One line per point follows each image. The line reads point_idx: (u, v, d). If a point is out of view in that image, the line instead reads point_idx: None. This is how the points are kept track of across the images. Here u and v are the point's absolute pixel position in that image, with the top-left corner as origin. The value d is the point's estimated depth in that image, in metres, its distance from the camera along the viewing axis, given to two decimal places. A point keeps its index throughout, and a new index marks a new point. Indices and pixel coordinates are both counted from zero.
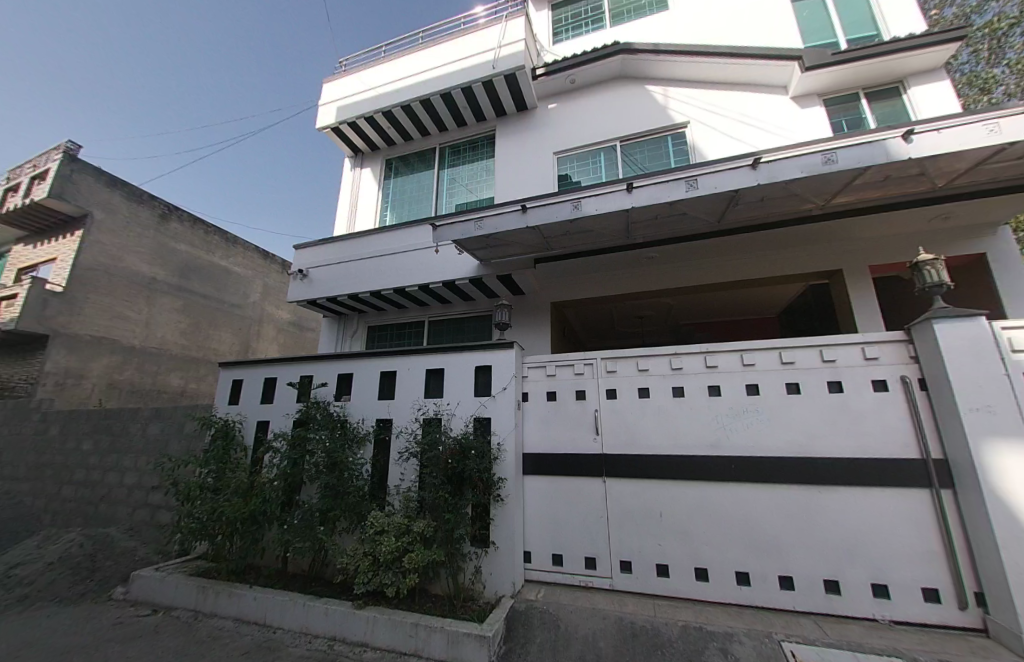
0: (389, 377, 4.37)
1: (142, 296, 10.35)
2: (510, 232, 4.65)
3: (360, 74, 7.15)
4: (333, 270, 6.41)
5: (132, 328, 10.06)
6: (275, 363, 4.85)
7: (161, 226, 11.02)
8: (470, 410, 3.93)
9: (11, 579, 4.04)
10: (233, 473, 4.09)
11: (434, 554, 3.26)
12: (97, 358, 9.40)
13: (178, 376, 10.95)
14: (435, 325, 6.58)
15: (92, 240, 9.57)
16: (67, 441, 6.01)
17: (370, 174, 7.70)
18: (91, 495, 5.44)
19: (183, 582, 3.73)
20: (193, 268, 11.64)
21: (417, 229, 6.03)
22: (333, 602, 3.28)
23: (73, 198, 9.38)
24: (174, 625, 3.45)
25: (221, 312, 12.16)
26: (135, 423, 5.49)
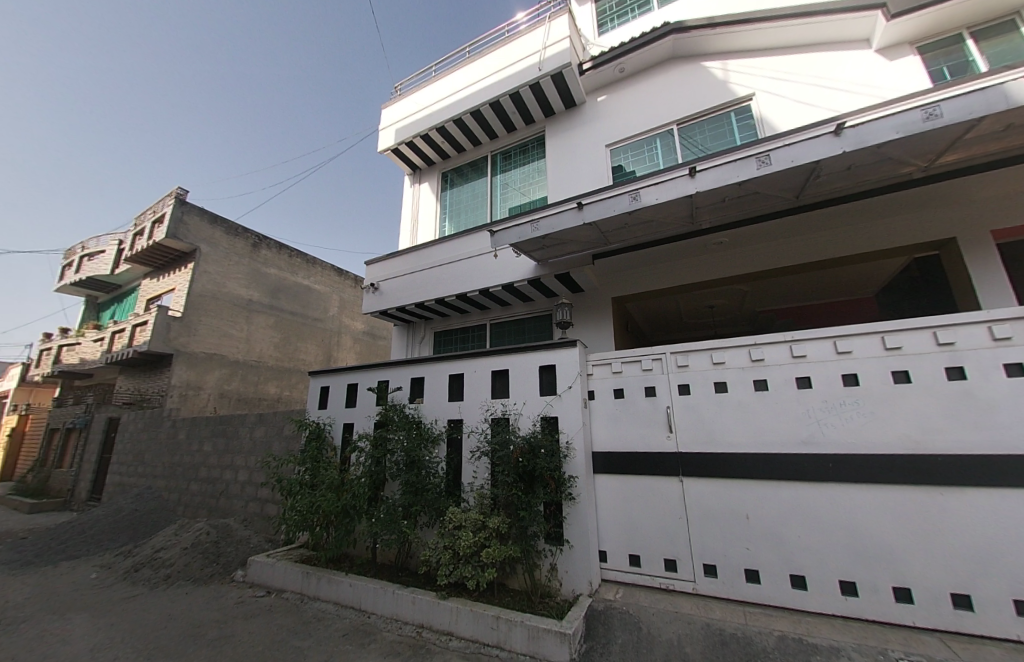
0: (458, 379, 4.56)
1: (241, 316, 11.80)
2: (568, 230, 4.64)
3: (415, 95, 7.57)
4: (401, 281, 6.84)
5: (235, 344, 11.50)
6: (355, 370, 5.27)
7: (254, 253, 12.50)
8: (537, 409, 3.97)
9: (158, 559, 4.80)
10: (326, 470, 4.53)
11: (510, 550, 3.34)
12: (210, 372, 10.87)
13: (274, 385, 12.32)
14: (496, 328, 6.75)
15: (200, 270, 11.11)
16: (193, 443, 7.01)
17: (428, 188, 8.11)
18: (214, 490, 6.29)
19: (291, 568, 4.18)
20: (281, 289, 13.02)
21: (475, 235, 6.23)
22: (419, 592, 3.49)
23: (185, 236, 10.96)
24: (285, 606, 3.88)
25: (305, 327, 13.47)
26: (244, 427, 6.27)
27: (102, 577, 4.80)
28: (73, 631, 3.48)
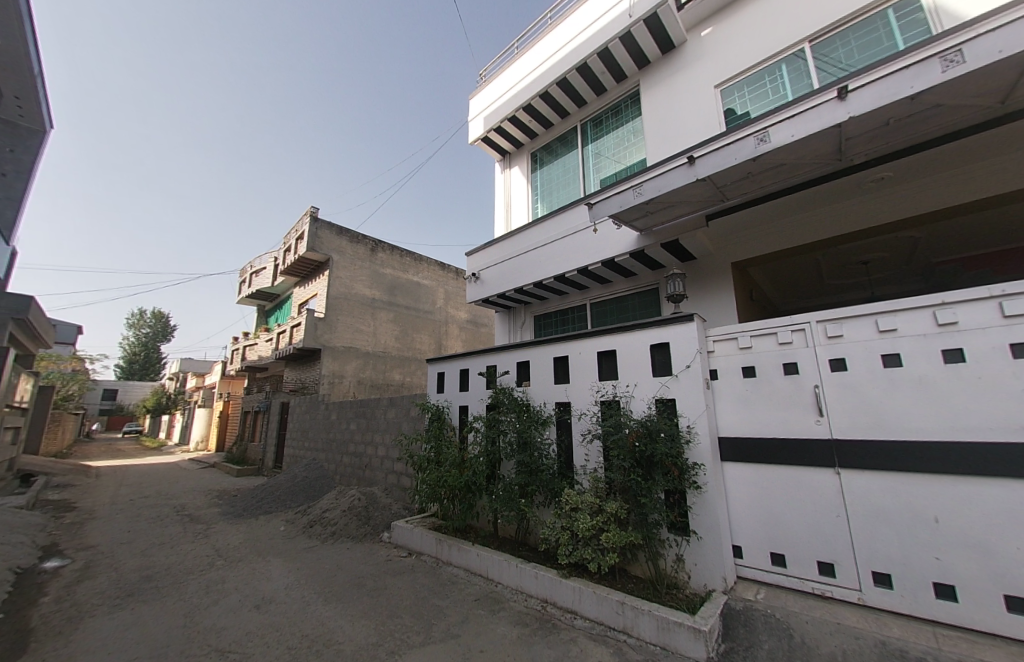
0: (563, 362, 4.51)
1: (368, 313, 13.48)
2: (675, 191, 4.18)
3: (499, 79, 7.55)
4: (500, 268, 7.00)
5: (365, 338, 13.23)
6: (466, 356, 5.58)
7: (372, 256, 14.09)
8: (651, 391, 3.72)
9: (326, 518, 5.84)
10: (448, 449, 4.94)
11: (631, 536, 3.22)
12: (349, 362, 12.71)
13: (398, 372, 13.93)
14: (597, 307, 6.50)
15: (334, 276, 12.93)
16: (342, 422, 8.31)
17: (518, 171, 8.08)
18: (360, 462, 7.38)
19: (425, 534, 4.70)
20: (396, 286, 14.51)
21: (570, 213, 6.03)
22: (541, 568, 3.60)
23: (320, 248, 12.83)
24: (424, 566, 4.39)
25: (418, 319, 14.86)
26: (379, 410, 7.19)
27: (289, 528, 6.01)
28: (275, 572, 4.42)
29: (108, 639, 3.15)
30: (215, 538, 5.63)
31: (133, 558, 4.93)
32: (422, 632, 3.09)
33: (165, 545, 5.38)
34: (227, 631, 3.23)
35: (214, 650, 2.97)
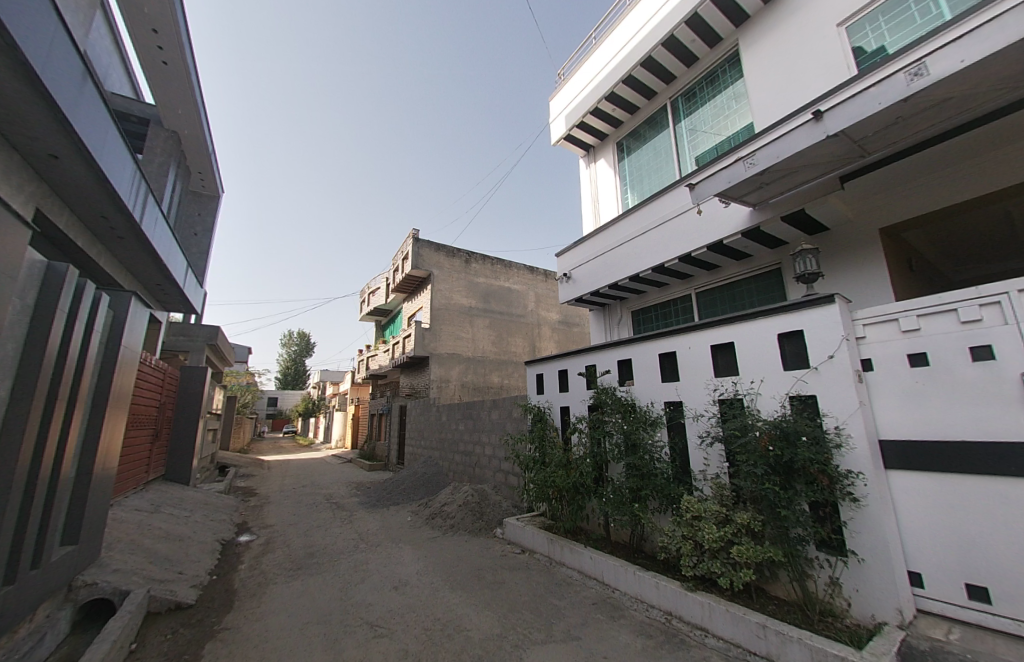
0: (670, 358, 4.22)
1: (466, 321, 14.33)
2: (797, 155, 3.64)
3: (579, 74, 7.43)
4: (592, 265, 6.85)
5: (465, 344, 14.09)
6: (564, 357, 5.56)
7: (467, 267, 14.97)
8: (783, 387, 3.27)
9: (445, 511, 6.34)
10: (553, 450, 4.97)
11: (770, 552, 2.85)
12: (453, 368, 13.63)
13: (497, 375, 14.56)
14: (704, 297, 5.96)
15: (435, 289, 14.03)
16: (451, 423, 8.95)
17: (605, 163, 7.83)
18: (470, 461, 7.86)
19: (537, 533, 4.78)
20: (490, 293, 15.18)
21: (667, 199, 5.64)
22: (662, 578, 3.41)
23: (422, 265, 14.04)
24: (538, 565, 4.47)
25: (512, 322, 15.35)
26: (484, 411, 7.57)
27: (415, 519, 6.67)
28: (406, 558, 4.94)
29: (288, 604, 3.83)
30: (357, 524, 6.51)
31: (299, 537, 5.94)
32: (543, 630, 3.15)
33: (320, 528, 6.38)
34: (374, 607, 3.68)
35: (366, 623, 3.41)
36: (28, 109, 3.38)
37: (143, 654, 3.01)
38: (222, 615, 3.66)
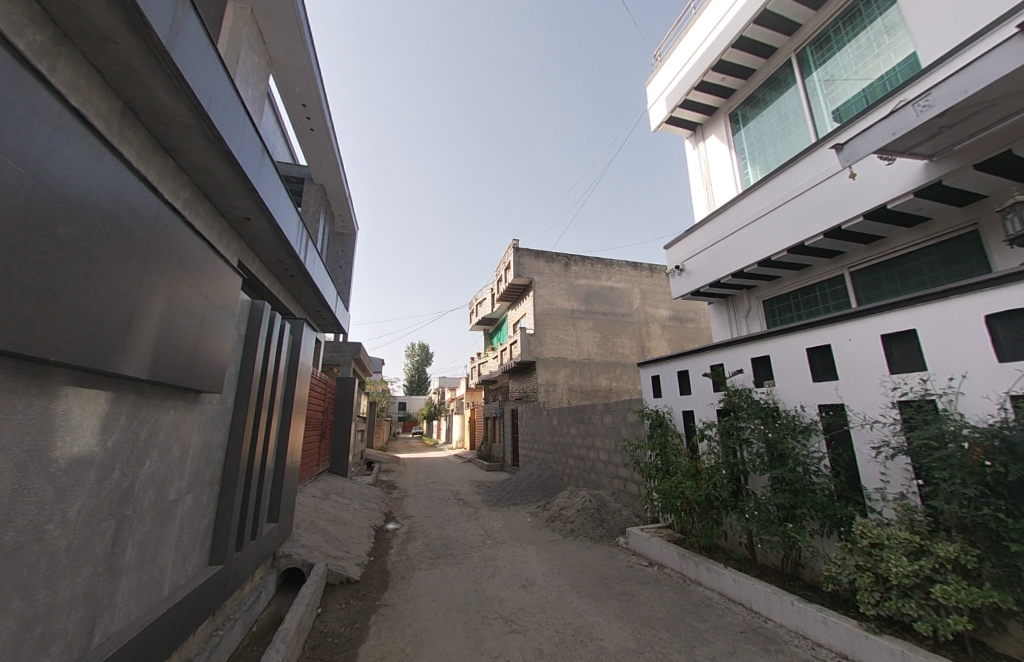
0: (824, 353, 3.59)
1: (570, 324, 14.28)
2: (997, 83, 2.81)
3: (678, 51, 6.91)
4: (710, 254, 6.24)
5: (570, 347, 14.02)
6: (684, 357, 5.13)
7: (567, 270, 14.95)
8: (1000, 384, 2.51)
9: (564, 516, 6.35)
10: (678, 458, 4.61)
11: (995, 598, 2.21)
12: (559, 372, 13.67)
13: (605, 377, 14.18)
14: (863, 277, 4.95)
15: (537, 295, 14.31)
16: (562, 427, 8.96)
17: (716, 140, 7.08)
18: (584, 466, 7.74)
19: (666, 546, 4.47)
20: (592, 294, 14.91)
21: (803, 168, 4.85)
22: (830, 613, 2.90)
23: (523, 272, 14.46)
24: (670, 581, 4.17)
25: (617, 322, 14.86)
26: (597, 414, 7.42)
27: (534, 520, 6.83)
28: (532, 558, 5.08)
29: (431, 589, 4.26)
30: (482, 522, 6.94)
31: (435, 529, 6.57)
32: (685, 652, 2.93)
33: (451, 522, 6.97)
34: (506, 603, 3.87)
35: (501, 617, 3.59)
36: (230, 184, 4.42)
37: (327, 618, 3.66)
38: (382, 592, 4.24)
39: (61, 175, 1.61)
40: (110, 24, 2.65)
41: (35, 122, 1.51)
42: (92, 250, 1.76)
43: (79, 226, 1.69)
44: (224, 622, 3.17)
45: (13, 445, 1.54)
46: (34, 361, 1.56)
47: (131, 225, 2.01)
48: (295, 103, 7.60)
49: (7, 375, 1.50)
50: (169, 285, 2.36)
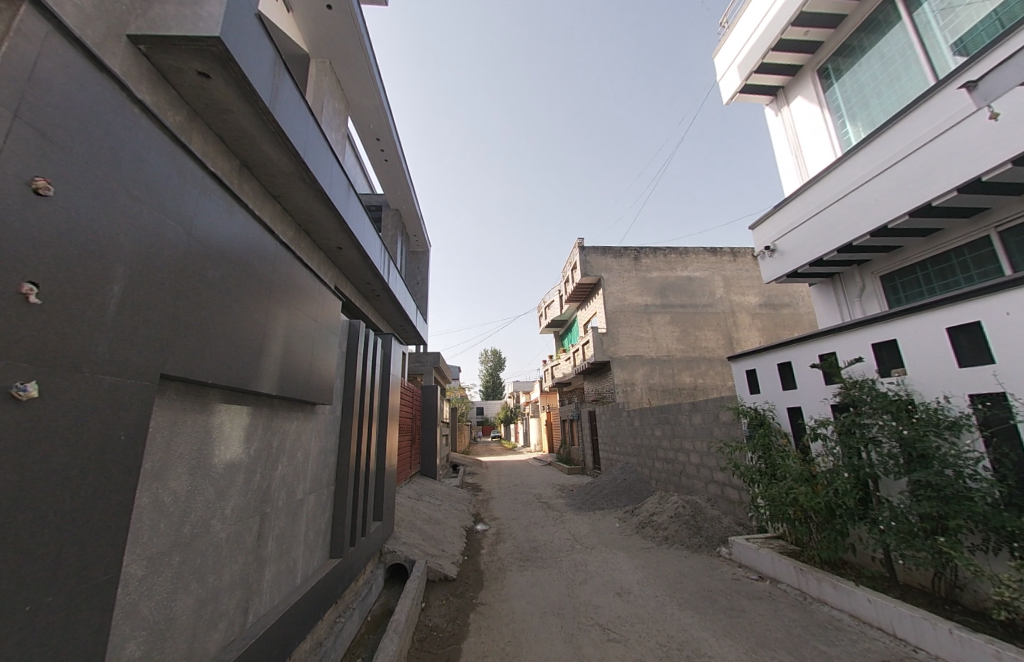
0: (974, 333, 2.99)
1: (645, 320, 13.65)
2: None
3: (748, 13, 6.32)
4: (807, 230, 5.57)
5: (647, 344, 13.38)
6: (785, 347, 4.62)
7: (637, 265, 14.35)
8: None
9: (655, 522, 6.04)
10: (786, 460, 4.15)
11: None
12: (637, 371, 13.08)
13: (688, 374, 13.28)
14: (1019, 236, 4.04)
15: (608, 293, 13.90)
16: (646, 428, 8.55)
17: (804, 102, 6.30)
18: (674, 469, 7.28)
19: (779, 559, 4.03)
20: (667, 286, 14.14)
21: (923, 117, 4.13)
22: (1007, 648, 2.38)
23: (591, 271, 14.17)
24: (787, 598, 3.74)
25: (698, 315, 13.91)
26: (684, 414, 6.99)
27: (623, 526, 6.59)
28: (624, 565, 4.89)
29: (524, 591, 4.32)
30: (568, 526, 6.87)
31: (522, 532, 6.65)
32: None
33: (538, 525, 7.01)
34: (602, 611, 3.77)
35: (598, 625, 3.51)
36: (323, 218, 4.96)
37: (430, 613, 3.89)
38: (478, 591, 4.40)
39: (206, 227, 1.93)
40: (229, 98, 3.17)
41: (189, 186, 1.83)
42: (231, 287, 2.09)
43: (222, 269, 2.02)
44: (345, 611, 3.53)
45: (185, 453, 1.87)
46: (196, 383, 1.89)
47: (258, 265, 2.37)
48: (370, 137, 8.31)
49: (178, 396, 1.83)
50: (287, 312, 2.71)
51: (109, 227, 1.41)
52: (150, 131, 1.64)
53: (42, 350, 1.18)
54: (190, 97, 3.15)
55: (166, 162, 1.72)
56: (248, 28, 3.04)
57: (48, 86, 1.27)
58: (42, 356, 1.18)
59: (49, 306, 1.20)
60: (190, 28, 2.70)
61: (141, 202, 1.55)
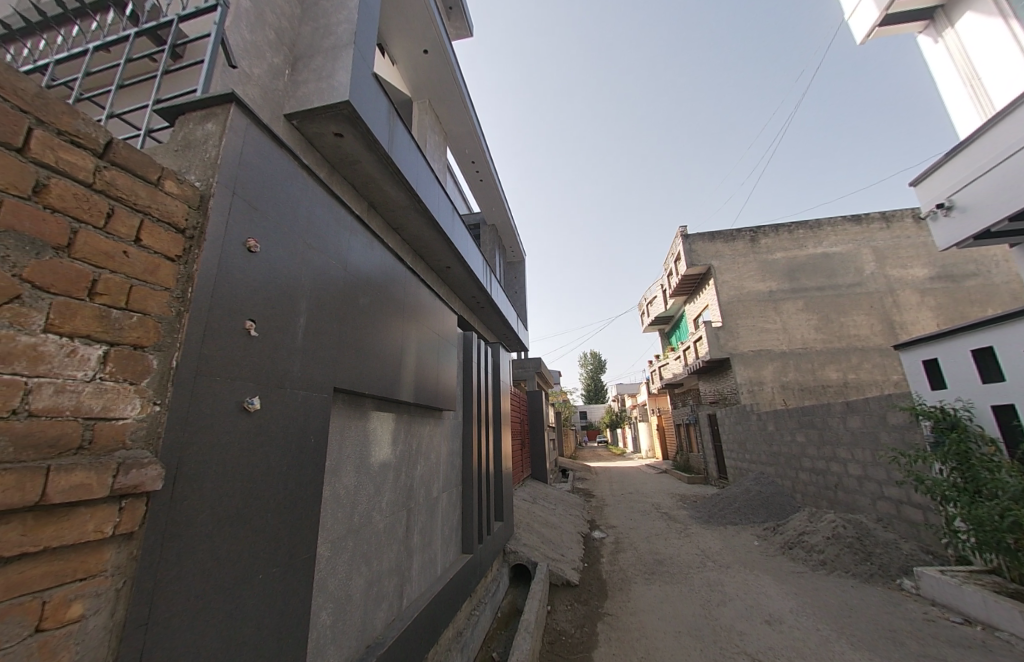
0: None
1: (770, 309, 12.03)
2: None
3: None
4: (1000, 176, 4.30)
5: (776, 336, 11.72)
6: (983, 327, 3.62)
7: (756, 247, 12.75)
8: None
9: (806, 543, 5.19)
10: (996, 473, 3.22)
11: None
12: (766, 367, 11.49)
13: (834, 369, 11.27)
14: None
15: (720, 282, 12.59)
16: (785, 433, 7.46)
17: (978, 18, 4.96)
18: (826, 482, 6.18)
19: (993, 600, 3.12)
20: (797, 268, 12.33)
21: None
22: None
23: (699, 260, 13.00)
24: (1011, 652, 2.87)
25: (842, 297, 11.87)
26: (835, 416, 5.97)
27: (764, 544, 5.80)
28: (771, 590, 4.28)
29: (654, 605, 4.10)
30: (696, 540, 6.31)
31: (643, 542, 6.31)
32: None
33: (661, 536, 6.57)
34: (749, 639, 3.36)
35: (746, 654, 3.14)
36: (434, 242, 5.45)
37: (557, 617, 3.93)
38: (603, 601, 4.30)
39: (355, 262, 2.27)
40: (357, 151, 3.72)
41: (343, 230, 2.18)
42: (376, 309, 2.42)
43: (369, 297, 2.36)
44: (478, 604, 3.77)
45: (351, 454, 2.21)
46: (356, 394, 2.22)
47: (393, 290, 2.71)
48: (466, 162, 8.90)
49: (344, 404, 2.18)
50: (417, 329, 3.04)
51: (295, 271, 1.75)
52: (315, 188, 2.00)
53: (259, 373, 1.51)
54: (329, 155, 3.75)
55: (328, 213, 2.07)
56: (367, 87, 3.54)
57: (251, 166, 1.63)
58: (260, 377, 1.52)
59: (264, 336, 1.55)
60: (328, 99, 3.27)
61: (312, 248, 1.89)
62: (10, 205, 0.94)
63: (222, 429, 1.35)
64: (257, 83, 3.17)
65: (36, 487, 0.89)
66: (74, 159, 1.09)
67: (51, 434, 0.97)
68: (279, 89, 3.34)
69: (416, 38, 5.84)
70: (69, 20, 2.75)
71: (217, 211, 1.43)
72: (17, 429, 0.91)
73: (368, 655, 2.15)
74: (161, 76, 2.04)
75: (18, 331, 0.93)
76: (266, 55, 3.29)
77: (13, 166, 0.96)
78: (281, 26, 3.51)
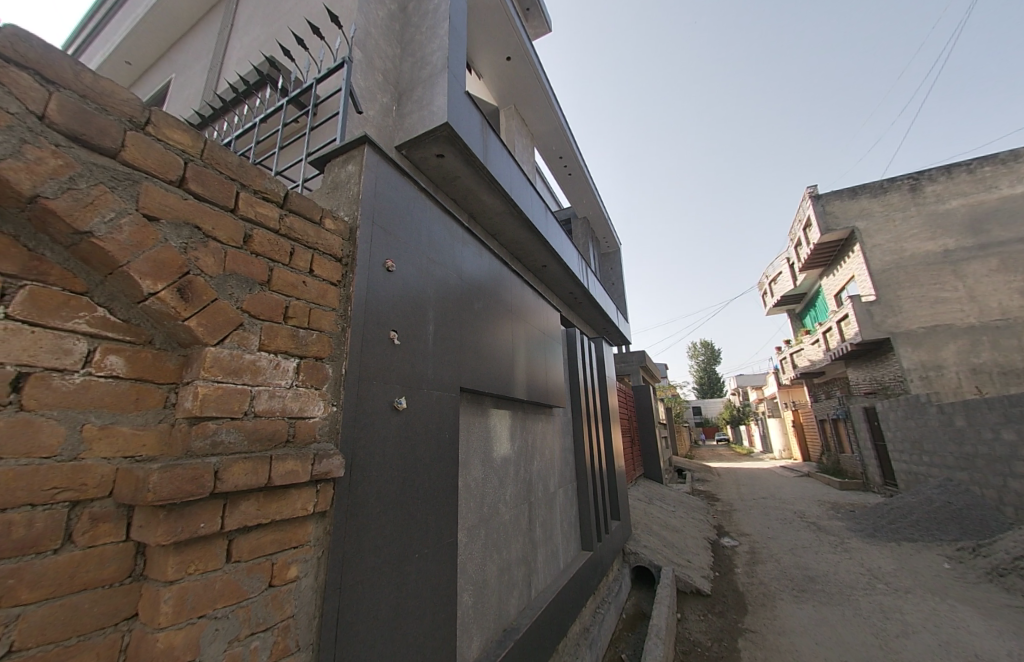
0: None
1: (947, 273, 9.59)
2: None
3: None
4: None
5: (959, 306, 9.30)
6: None
7: (919, 198, 10.32)
8: None
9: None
10: None
11: None
12: (945, 347, 9.16)
13: None
14: None
15: (869, 247, 10.46)
16: (982, 429, 5.88)
17: None
18: None
19: None
20: (985, 216, 9.65)
21: None
22: None
23: (836, 224, 11.00)
24: None
25: None
26: None
27: (959, 567, 4.65)
28: (974, 625, 3.41)
29: (807, 627, 3.57)
30: (858, 556, 5.33)
31: (787, 554, 5.55)
32: None
33: (809, 549, 5.69)
34: None
35: None
36: (530, 243, 5.56)
37: (689, 626, 3.68)
38: (742, 615, 3.88)
39: (469, 270, 2.44)
40: (457, 166, 3.98)
41: (456, 242, 2.36)
42: (488, 312, 2.57)
43: (482, 301, 2.51)
44: (602, 603, 3.73)
45: (478, 448, 2.37)
46: (477, 394, 2.38)
47: (500, 293, 2.84)
48: (555, 159, 8.88)
49: (468, 403, 2.36)
50: (524, 329, 3.14)
51: (421, 283, 1.94)
52: (432, 207, 2.19)
53: (403, 376, 1.71)
54: (433, 175, 4.08)
55: (442, 227, 2.26)
56: (461, 105, 3.77)
57: (383, 195, 1.86)
58: (405, 380, 1.72)
59: (404, 343, 1.75)
60: (430, 124, 3.57)
61: (434, 261, 2.08)
62: (230, 254, 1.23)
63: (380, 426, 1.56)
64: (373, 123, 3.61)
65: (265, 472, 1.13)
66: (266, 211, 1.36)
67: (269, 430, 1.23)
68: (388, 124, 3.74)
69: (500, 47, 6.02)
70: (240, 102, 3.47)
71: (362, 239, 1.66)
72: (247, 427, 1.18)
73: (505, 638, 2.28)
74: (308, 132, 2.44)
75: (243, 350, 1.20)
76: (377, 97, 3.71)
77: (230, 224, 1.24)
78: (387, 67, 3.94)
